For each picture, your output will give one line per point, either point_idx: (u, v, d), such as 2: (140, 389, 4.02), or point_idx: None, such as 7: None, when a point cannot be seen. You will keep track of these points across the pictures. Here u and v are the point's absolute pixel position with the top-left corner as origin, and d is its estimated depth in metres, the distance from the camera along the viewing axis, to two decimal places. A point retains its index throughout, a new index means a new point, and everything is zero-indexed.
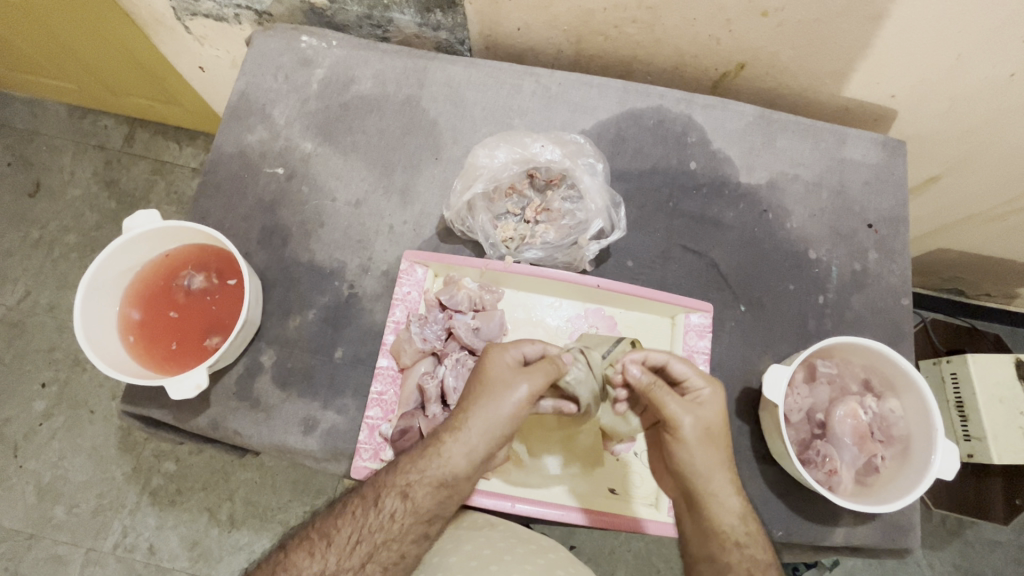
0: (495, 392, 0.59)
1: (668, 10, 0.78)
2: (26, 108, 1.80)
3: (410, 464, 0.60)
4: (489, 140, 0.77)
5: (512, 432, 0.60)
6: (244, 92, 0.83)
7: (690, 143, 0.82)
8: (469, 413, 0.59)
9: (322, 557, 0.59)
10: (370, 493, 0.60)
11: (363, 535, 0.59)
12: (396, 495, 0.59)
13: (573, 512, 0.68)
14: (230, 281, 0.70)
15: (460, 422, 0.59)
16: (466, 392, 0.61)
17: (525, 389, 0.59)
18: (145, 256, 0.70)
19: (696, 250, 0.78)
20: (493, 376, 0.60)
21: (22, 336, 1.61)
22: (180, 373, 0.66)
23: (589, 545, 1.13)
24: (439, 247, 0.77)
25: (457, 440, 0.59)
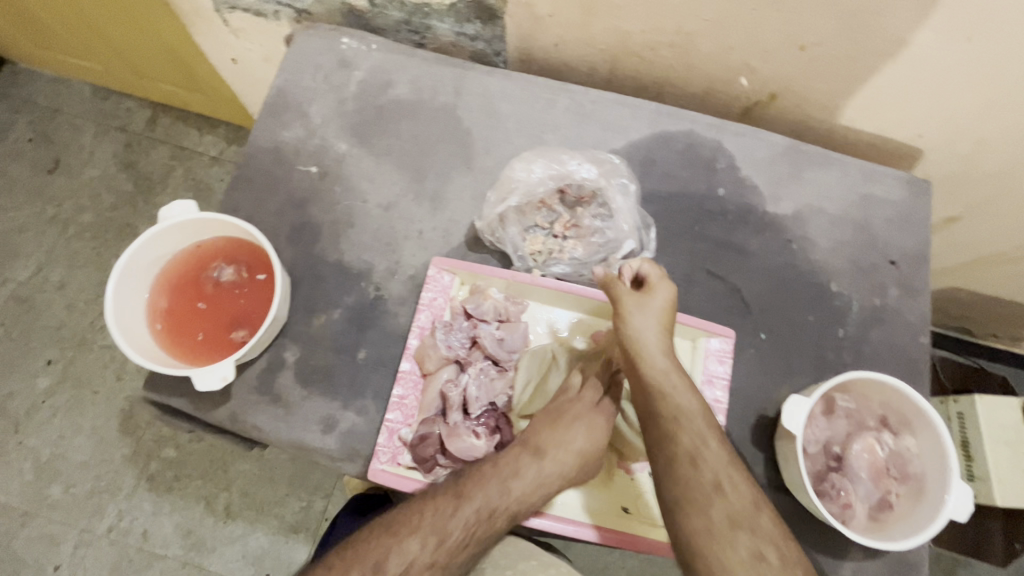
0: (594, 442, 0.65)
1: (707, 36, 0.79)
2: (51, 86, 1.82)
3: (513, 480, 0.62)
4: (526, 154, 0.78)
5: (592, 466, 0.66)
6: (282, 89, 0.83)
7: (718, 169, 0.83)
8: (564, 438, 0.64)
9: (400, 551, 0.57)
10: (465, 487, 0.61)
11: (443, 539, 0.58)
12: (481, 509, 0.60)
13: (587, 529, 0.67)
14: (260, 276, 0.71)
15: (565, 458, 0.64)
16: (555, 419, 0.66)
17: (607, 420, 0.66)
18: (178, 246, 0.71)
19: (720, 275, 0.79)
20: (597, 423, 0.66)
21: (30, 312, 1.61)
22: (205, 364, 0.67)
23: (581, 559, 1.13)
24: (467, 255, 0.77)
25: (557, 474, 0.63)
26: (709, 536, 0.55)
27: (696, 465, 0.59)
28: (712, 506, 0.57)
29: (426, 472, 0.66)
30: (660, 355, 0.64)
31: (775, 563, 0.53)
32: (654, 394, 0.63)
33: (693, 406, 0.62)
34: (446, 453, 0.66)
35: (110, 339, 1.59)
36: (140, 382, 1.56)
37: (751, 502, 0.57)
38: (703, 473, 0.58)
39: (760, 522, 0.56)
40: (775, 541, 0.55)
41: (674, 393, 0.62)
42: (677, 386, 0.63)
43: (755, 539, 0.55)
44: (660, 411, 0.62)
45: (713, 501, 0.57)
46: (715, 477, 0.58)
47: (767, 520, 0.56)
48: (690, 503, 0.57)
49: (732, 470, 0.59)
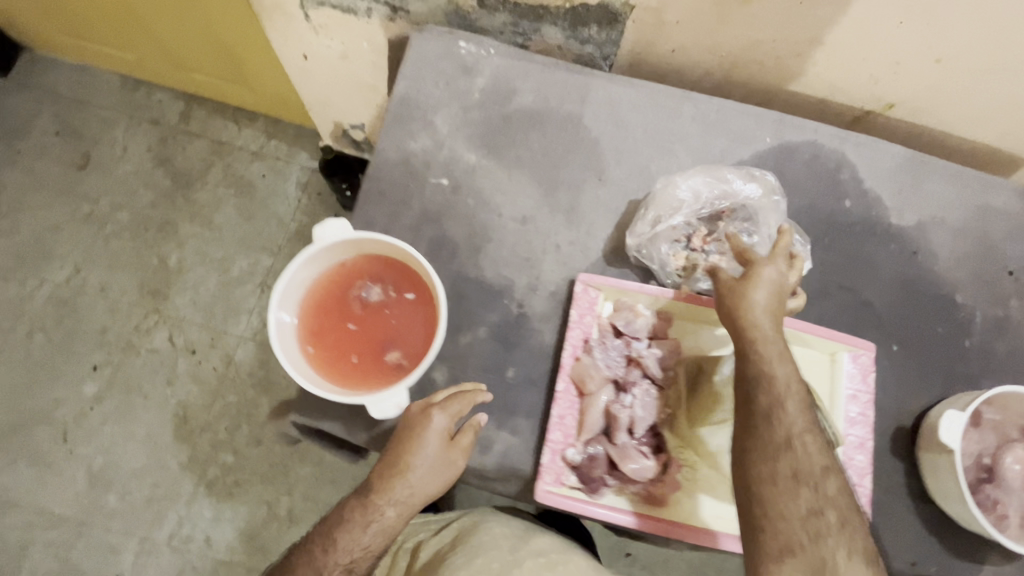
0: (425, 470, 0.62)
1: (839, 48, 0.79)
2: (75, 76, 1.73)
3: (348, 534, 0.62)
4: (689, 171, 0.76)
5: (445, 478, 0.63)
6: (405, 96, 0.80)
7: (842, 181, 0.83)
8: (405, 474, 0.61)
9: None
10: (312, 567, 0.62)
11: None
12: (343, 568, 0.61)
13: (645, 520, 0.64)
14: (408, 295, 0.68)
15: (395, 489, 0.61)
16: (397, 447, 0.63)
17: (438, 431, 0.62)
18: (322, 264, 0.68)
19: (851, 287, 0.80)
20: (423, 448, 0.62)
21: (72, 315, 1.56)
22: (367, 390, 0.65)
23: (644, 552, 1.28)
24: (606, 270, 0.76)
25: (395, 506, 0.61)
26: (772, 484, 0.54)
27: (771, 422, 0.56)
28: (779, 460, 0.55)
29: (592, 493, 0.66)
30: (761, 325, 0.60)
31: (834, 524, 0.52)
32: (743, 358, 0.60)
33: (783, 376, 0.57)
34: (615, 471, 0.66)
35: (157, 343, 1.55)
36: (192, 387, 1.52)
37: (824, 465, 0.54)
38: (775, 431, 0.55)
39: (826, 484, 0.53)
40: (838, 504, 0.53)
41: (765, 361, 0.59)
42: (771, 357, 0.59)
43: (818, 498, 0.53)
44: (745, 371, 0.59)
45: (781, 454, 0.55)
46: (787, 435, 0.55)
47: (835, 484, 0.54)
48: (757, 451, 0.56)
49: (809, 433, 0.55)
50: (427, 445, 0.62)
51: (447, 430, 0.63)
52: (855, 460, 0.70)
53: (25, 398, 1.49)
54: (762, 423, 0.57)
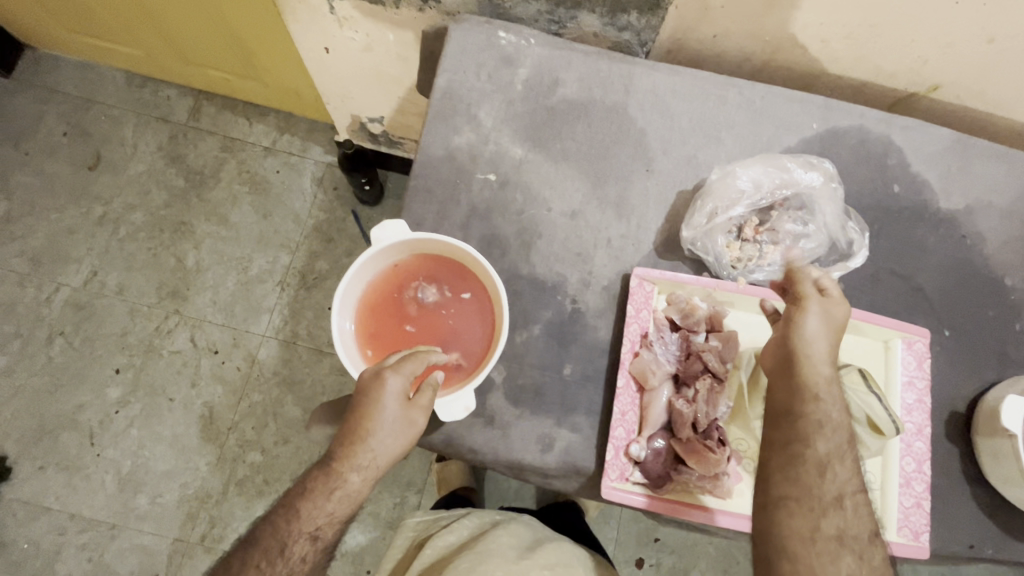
0: (388, 431, 0.57)
1: (889, 30, 0.77)
2: (80, 74, 1.69)
3: (310, 507, 0.55)
4: (748, 161, 0.75)
5: (407, 438, 0.58)
6: (447, 90, 0.79)
7: (890, 165, 0.82)
8: (367, 438, 0.56)
9: None
10: (273, 546, 0.54)
11: None
12: (307, 540, 0.54)
13: (654, 500, 0.65)
14: (465, 294, 0.67)
15: (359, 454, 0.56)
16: (355, 412, 0.57)
17: (396, 388, 0.57)
18: (378, 266, 0.67)
19: (901, 274, 0.79)
20: (385, 411, 0.57)
21: (92, 319, 1.54)
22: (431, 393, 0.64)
23: (671, 537, 1.29)
24: (658, 263, 0.76)
25: (360, 472, 0.56)
26: (812, 541, 0.52)
27: (823, 472, 0.55)
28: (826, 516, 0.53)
29: (656, 487, 0.66)
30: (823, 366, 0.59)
31: None
32: (806, 397, 0.58)
33: (840, 422, 0.57)
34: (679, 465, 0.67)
35: (179, 344, 1.53)
36: (216, 388, 1.51)
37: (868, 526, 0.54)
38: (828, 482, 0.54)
39: (871, 551, 0.53)
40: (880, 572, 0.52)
41: (822, 405, 0.57)
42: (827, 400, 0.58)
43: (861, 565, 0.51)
44: (803, 414, 0.57)
45: (826, 511, 0.53)
46: (838, 492, 0.54)
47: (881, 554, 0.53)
48: (799, 500, 0.54)
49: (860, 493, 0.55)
50: (385, 405, 0.57)
51: (405, 388, 0.58)
52: (913, 445, 0.71)
53: (48, 403, 1.48)
54: (814, 473, 0.55)
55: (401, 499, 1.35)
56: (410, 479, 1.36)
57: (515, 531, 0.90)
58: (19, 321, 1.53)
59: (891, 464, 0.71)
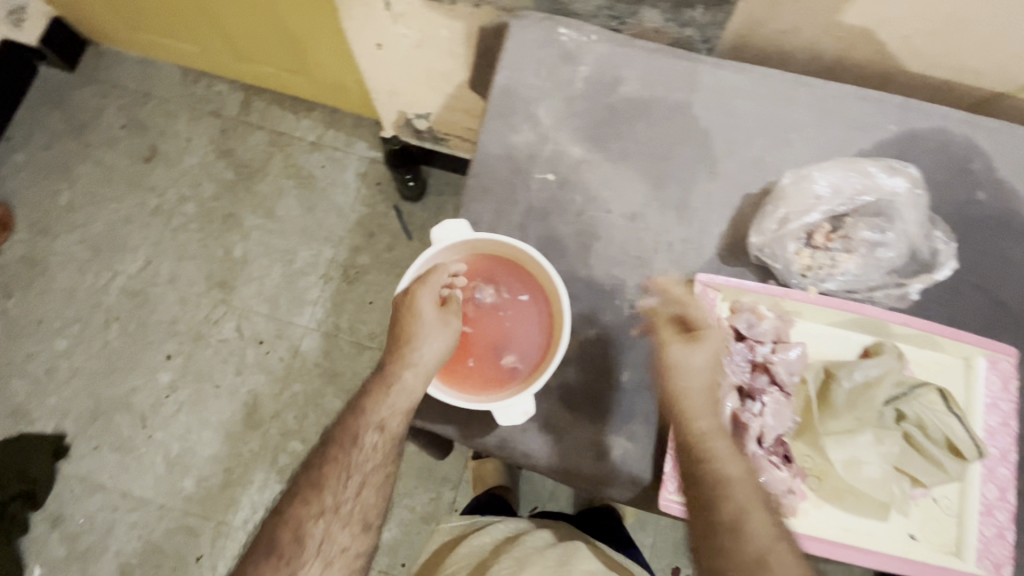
0: (429, 335, 0.61)
1: (982, 26, 0.72)
2: (138, 69, 1.75)
3: (372, 408, 0.61)
4: (827, 164, 0.73)
5: (446, 342, 0.61)
6: (506, 87, 0.77)
7: (974, 170, 0.76)
8: (413, 341, 0.60)
9: (321, 503, 0.60)
10: (346, 437, 0.61)
11: (352, 472, 0.60)
12: (375, 430, 0.60)
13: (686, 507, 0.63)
14: (522, 296, 0.67)
15: (408, 354, 0.60)
16: (397, 324, 0.62)
17: (428, 295, 0.62)
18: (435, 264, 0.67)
19: (986, 288, 0.74)
20: (423, 315, 0.61)
21: (145, 306, 1.60)
22: (486, 398, 0.64)
23: None
24: (721, 269, 0.73)
25: (414, 372, 0.60)
26: None
27: (737, 534, 0.56)
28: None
29: None
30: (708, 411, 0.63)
31: None
32: (699, 454, 0.61)
33: (739, 473, 0.60)
34: None
35: (226, 333, 1.57)
36: (261, 377, 1.55)
37: None
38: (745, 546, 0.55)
39: None
40: None
41: (717, 461, 0.60)
42: (723, 456, 0.61)
43: None
44: (706, 477, 0.60)
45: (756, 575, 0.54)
46: (760, 549, 0.55)
47: None
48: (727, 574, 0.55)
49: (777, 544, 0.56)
50: (420, 311, 0.61)
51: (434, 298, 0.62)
52: (996, 471, 0.67)
53: (104, 385, 1.54)
54: (731, 539, 0.56)
55: (437, 495, 1.35)
56: (446, 474, 1.36)
57: (553, 538, 0.87)
58: (79, 305, 1.60)
59: (971, 490, 0.66)
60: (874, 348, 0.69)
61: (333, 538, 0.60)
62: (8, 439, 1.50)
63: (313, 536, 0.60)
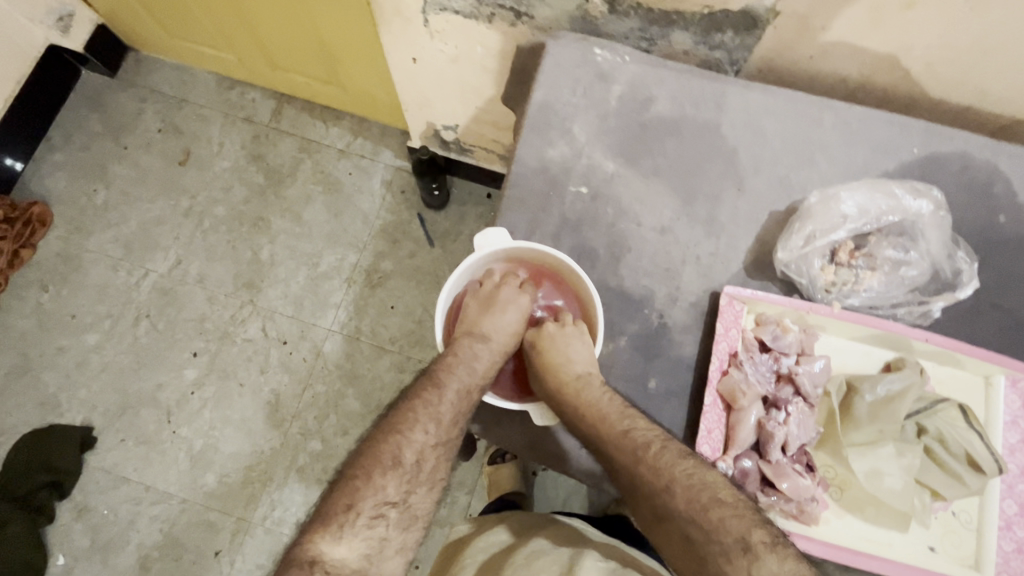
0: (510, 329, 0.71)
1: (1004, 56, 0.75)
2: (176, 75, 1.81)
3: (453, 360, 0.67)
4: (854, 183, 0.75)
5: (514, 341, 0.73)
6: (543, 104, 0.81)
7: (995, 194, 0.79)
8: (502, 331, 0.70)
9: (434, 435, 0.62)
10: (461, 385, 0.65)
11: (462, 416, 0.65)
12: (479, 388, 0.67)
13: None
14: (557, 303, 0.75)
15: (503, 338, 0.70)
16: (495, 309, 0.71)
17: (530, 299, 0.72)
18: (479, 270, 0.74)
19: (1006, 307, 0.76)
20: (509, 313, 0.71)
21: (174, 305, 1.64)
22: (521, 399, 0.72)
23: None
24: (747, 282, 0.76)
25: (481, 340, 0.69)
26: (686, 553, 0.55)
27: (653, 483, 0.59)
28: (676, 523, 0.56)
29: None
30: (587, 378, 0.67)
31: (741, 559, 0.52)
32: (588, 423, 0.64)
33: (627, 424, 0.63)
34: (771, 488, 0.66)
35: (251, 332, 1.62)
36: (283, 376, 1.58)
37: None
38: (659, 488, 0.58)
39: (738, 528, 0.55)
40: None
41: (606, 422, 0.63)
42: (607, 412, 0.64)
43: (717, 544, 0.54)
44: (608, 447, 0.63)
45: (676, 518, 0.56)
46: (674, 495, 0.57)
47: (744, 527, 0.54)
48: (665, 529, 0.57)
49: None
50: (515, 303, 0.71)
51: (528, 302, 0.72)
52: (1015, 487, 0.68)
53: (132, 380, 1.59)
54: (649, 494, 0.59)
55: (453, 498, 1.37)
56: (462, 479, 1.39)
57: (561, 534, 0.84)
58: (110, 301, 1.65)
59: (990, 505, 0.68)
60: (896, 364, 0.71)
61: (437, 463, 0.62)
62: (38, 430, 1.54)
63: (428, 461, 0.61)
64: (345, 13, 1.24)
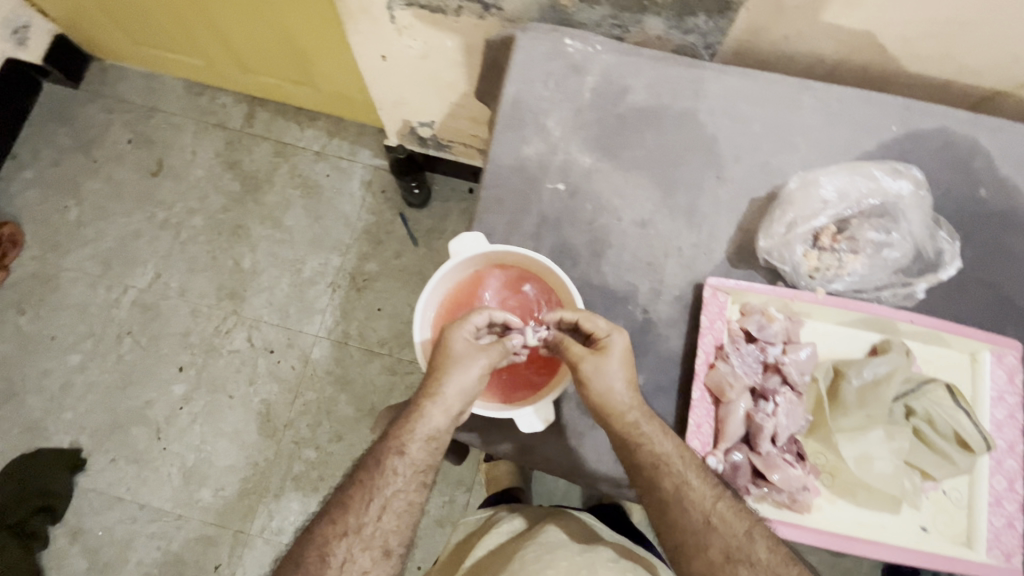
0: (455, 367, 0.62)
1: (981, 27, 0.74)
2: (143, 83, 1.76)
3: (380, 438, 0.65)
4: (831, 168, 0.75)
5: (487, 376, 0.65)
6: (516, 100, 0.79)
7: (977, 169, 0.78)
8: (442, 382, 0.62)
9: (344, 523, 0.61)
10: (371, 460, 0.63)
11: (375, 494, 0.62)
12: (395, 455, 0.62)
13: None
14: (526, 287, 0.70)
15: (432, 386, 0.62)
16: (432, 361, 0.64)
17: (461, 337, 0.63)
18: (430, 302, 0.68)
19: (991, 283, 0.76)
20: (452, 350, 0.63)
21: (157, 319, 1.61)
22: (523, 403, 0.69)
23: None
24: (731, 272, 0.75)
25: (436, 404, 0.62)
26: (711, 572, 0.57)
27: (684, 506, 0.60)
28: (702, 544, 0.58)
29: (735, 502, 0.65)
30: (629, 408, 0.61)
31: None
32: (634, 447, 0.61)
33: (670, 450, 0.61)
34: (761, 479, 0.65)
35: (238, 343, 1.59)
36: (274, 386, 1.56)
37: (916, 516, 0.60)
38: (693, 514, 0.59)
39: (756, 552, 0.58)
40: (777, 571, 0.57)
41: (651, 440, 0.61)
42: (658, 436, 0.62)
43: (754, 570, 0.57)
44: (639, 462, 0.61)
45: (708, 540, 0.59)
46: (704, 515, 0.59)
47: (762, 545, 0.59)
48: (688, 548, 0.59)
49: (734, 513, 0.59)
50: (458, 344, 0.63)
51: (466, 335, 0.64)
52: (1004, 462, 0.68)
53: (119, 399, 1.56)
54: (676, 508, 0.60)
55: (451, 498, 1.37)
56: (459, 478, 1.38)
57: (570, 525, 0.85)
58: (91, 320, 1.62)
59: (978, 482, 0.68)
60: (884, 346, 0.71)
61: (348, 552, 0.60)
62: (27, 455, 1.52)
63: (337, 556, 0.60)
64: (310, 11, 1.20)
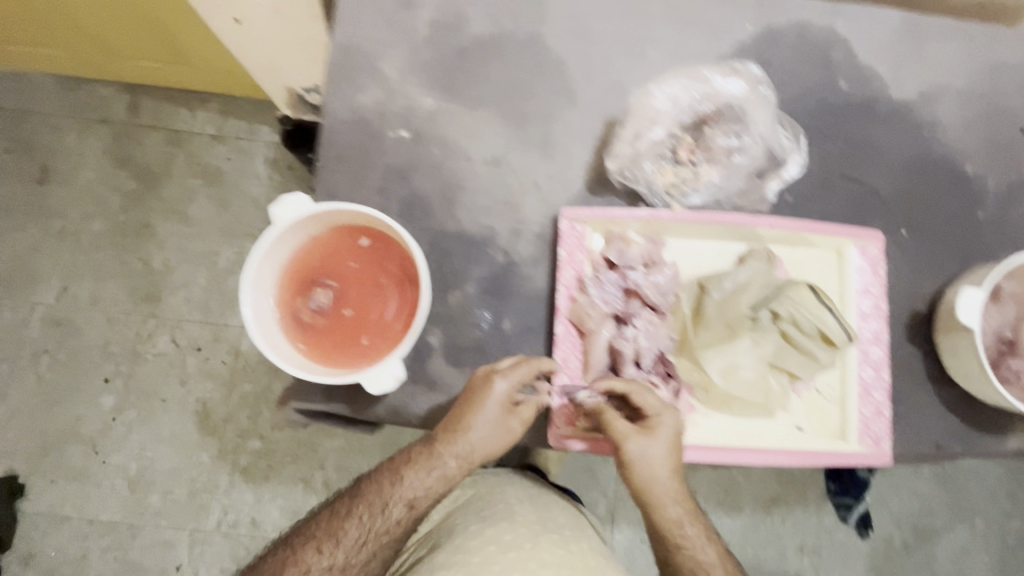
0: (480, 425, 0.60)
1: None
2: (9, 85, 1.62)
3: (389, 475, 0.64)
4: (662, 76, 0.73)
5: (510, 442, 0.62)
6: (346, 46, 0.73)
7: (834, 60, 0.75)
8: (469, 438, 0.60)
9: (330, 554, 0.62)
10: (377, 501, 0.63)
11: (371, 537, 0.62)
12: (403, 506, 0.62)
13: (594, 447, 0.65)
14: (362, 241, 0.65)
15: (457, 441, 0.61)
16: (460, 406, 0.62)
17: (498, 397, 0.61)
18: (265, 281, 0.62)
19: (854, 176, 0.74)
20: (485, 406, 0.60)
21: (73, 334, 1.55)
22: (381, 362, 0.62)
23: None
24: (591, 201, 0.72)
25: (454, 456, 0.61)
26: None
27: None
28: None
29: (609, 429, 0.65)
30: (670, 506, 0.59)
31: None
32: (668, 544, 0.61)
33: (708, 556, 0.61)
34: None
35: (162, 346, 1.54)
36: (207, 383, 1.53)
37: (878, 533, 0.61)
38: None
39: None
40: None
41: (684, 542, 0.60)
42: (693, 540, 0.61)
43: None
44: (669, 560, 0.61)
45: None
46: None
47: None
48: None
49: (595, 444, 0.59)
50: (494, 397, 0.60)
51: (504, 395, 0.61)
52: (870, 352, 0.69)
53: (47, 419, 1.51)
54: None
55: None
56: None
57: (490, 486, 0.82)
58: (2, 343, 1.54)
59: (848, 373, 0.69)
60: (749, 253, 0.69)
61: None
62: None
63: None
64: None
